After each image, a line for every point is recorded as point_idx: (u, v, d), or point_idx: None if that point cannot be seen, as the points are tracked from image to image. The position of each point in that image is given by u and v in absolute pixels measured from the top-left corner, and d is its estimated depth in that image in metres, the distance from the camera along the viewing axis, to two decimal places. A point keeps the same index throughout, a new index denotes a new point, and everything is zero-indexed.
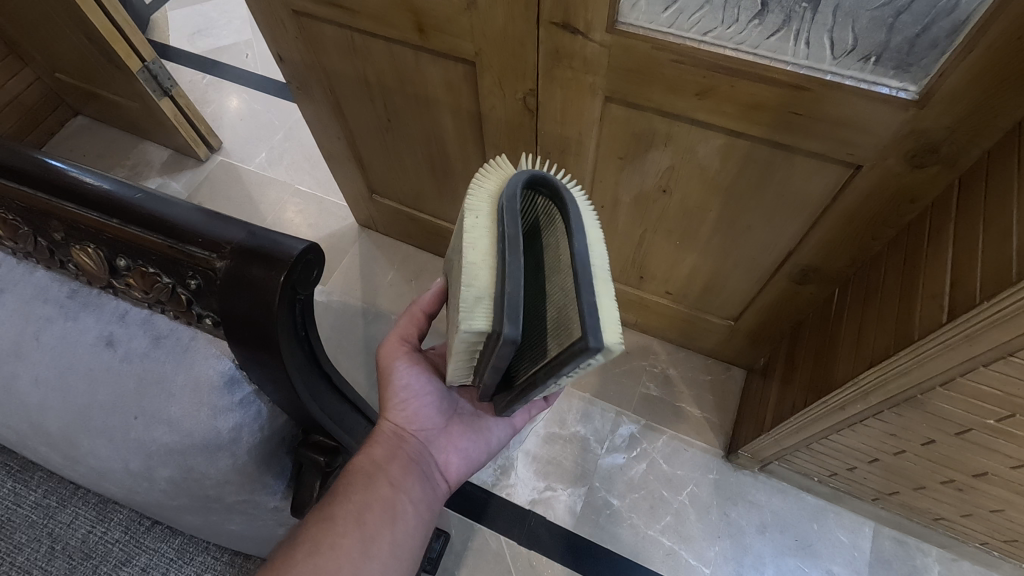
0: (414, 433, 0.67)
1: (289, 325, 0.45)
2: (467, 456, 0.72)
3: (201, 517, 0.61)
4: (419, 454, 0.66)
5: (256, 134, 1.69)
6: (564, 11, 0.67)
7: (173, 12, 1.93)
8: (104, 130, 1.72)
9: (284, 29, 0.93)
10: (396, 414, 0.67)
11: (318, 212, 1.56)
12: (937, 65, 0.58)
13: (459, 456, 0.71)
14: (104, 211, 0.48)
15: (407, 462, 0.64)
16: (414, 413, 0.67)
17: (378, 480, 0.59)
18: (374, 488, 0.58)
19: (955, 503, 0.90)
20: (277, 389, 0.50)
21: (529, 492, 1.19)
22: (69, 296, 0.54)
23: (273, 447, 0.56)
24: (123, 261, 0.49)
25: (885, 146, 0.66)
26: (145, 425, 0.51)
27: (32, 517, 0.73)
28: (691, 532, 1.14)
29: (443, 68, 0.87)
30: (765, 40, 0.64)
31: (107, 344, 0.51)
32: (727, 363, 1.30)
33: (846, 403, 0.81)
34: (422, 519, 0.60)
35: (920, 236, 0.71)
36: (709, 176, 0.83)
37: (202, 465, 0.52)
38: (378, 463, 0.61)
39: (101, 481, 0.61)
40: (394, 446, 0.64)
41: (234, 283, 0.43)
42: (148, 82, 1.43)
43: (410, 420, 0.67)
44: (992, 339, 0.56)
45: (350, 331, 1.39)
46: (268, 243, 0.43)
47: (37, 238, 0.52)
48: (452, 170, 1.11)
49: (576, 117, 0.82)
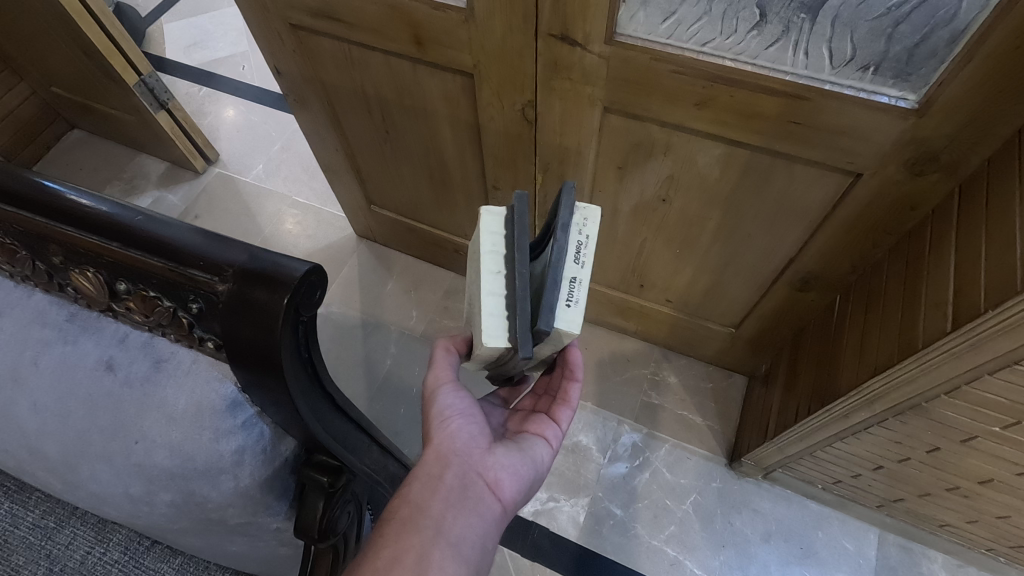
0: (459, 454, 0.61)
1: (293, 346, 0.44)
2: (518, 474, 0.63)
3: (202, 539, 0.60)
4: (463, 477, 0.59)
5: (253, 146, 1.68)
6: (562, 24, 0.67)
7: (168, 24, 1.94)
8: (100, 143, 1.71)
9: (282, 42, 0.93)
10: (438, 436, 0.62)
11: (316, 223, 1.55)
12: (936, 74, 0.58)
13: (509, 475, 0.63)
14: (104, 234, 0.47)
15: (456, 488, 0.58)
16: (454, 433, 0.63)
17: (415, 524, 0.54)
18: (405, 535, 0.53)
19: (961, 510, 0.89)
20: (279, 411, 0.49)
21: (530, 503, 1.18)
22: (68, 319, 0.53)
23: (276, 468, 0.55)
24: (123, 284, 0.49)
25: (886, 155, 0.66)
26: (146, 450, 0.50)
27: (31, 538, 0.72)
28: (695, 541, 1.14)
29: (441, 81, 0.87)
30: (764, 50, 0.64)
31: (107, 368, 0.51)
32: (728, 371, 1.30)
33: (851, 412, 0.80)
34: (466, 563, 0.53)
35: (921, 245, 0.71)
36: (708, 187, 0.83)
37: (204, 489, 0.51)
38: (414, 505, 0.56)
39: (101, 505, 0.60)
40: (432, 479, 0.58)
41: (236, 307, 0.43)
42: (144, 96, 1.43)
43: (453, 439, 0.62)
44: (997, 348, 0.56)
45: (349, 342, 1.38)
46: (271, 265, 0.43)
47: (35, 261, 0.52)
48: (451, 181, 1.11)
49: (574, 127, 0.82)
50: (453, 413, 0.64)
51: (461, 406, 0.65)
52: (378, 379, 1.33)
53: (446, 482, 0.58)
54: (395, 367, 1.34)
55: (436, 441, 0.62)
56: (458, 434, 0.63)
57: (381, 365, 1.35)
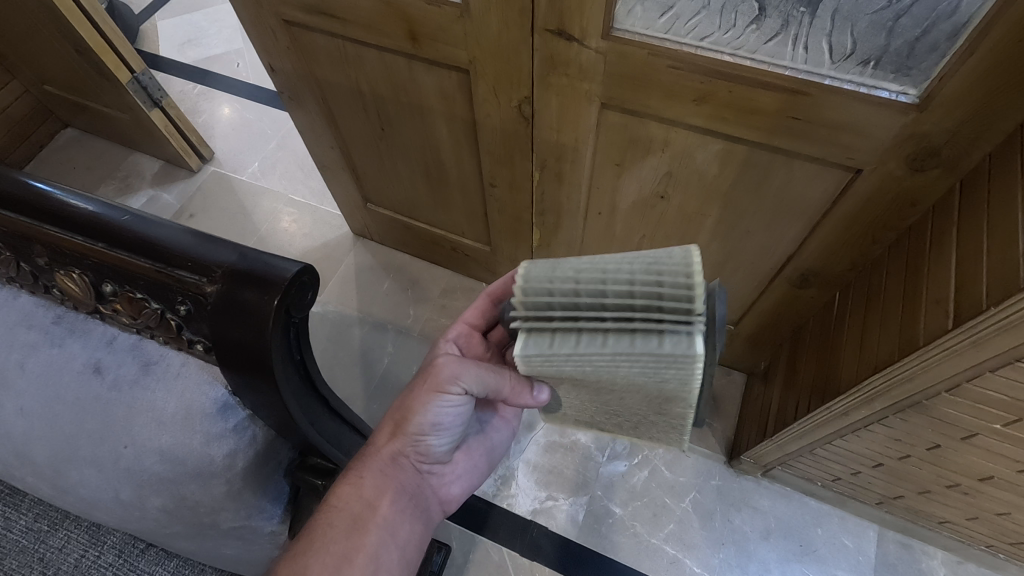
0: (415, 463, 0.61)
1: (284, 350, 0.43)
2: (461, 476, 0.68)
3: (196, 543, 0.59)
4: (415, 486, 0.61)
5: (249, 144, 1.67)
6: (559, 18, 0.66)
7: (162, 22, 1.92)
8: (94, 142, 1.70)
9: (275, 39, 0.92)
10: (403, 442, 0.60)
11: (312, 221, 1.54)
12: (937, 68, 0.57)
13: (454, 478, 0.67)
14: (90, 235, 0.46)
15: (409, 495, 0.60)
16: (423, 447, 0.61)
17: (365, 523, 0.55)
18: (358, 535, 0.54)
19: (961, 507, 0.89)
20: (271, 414, 0.48)
21: (530, 502, 1.18)
22: (55, 321, 0.52)
23: (267, 471, 0.55)
24: (109, 286, 0.48)
25: (885, 150, 0.65)
26: (136, 455, 0.49)
27: (23, 542, 0.71)
28: (694, 539, 1.13)
29: (437, 78, 0.86)
30: (763, 45, 0.63)
31: (95, 371, 0.50)
32: (728, 368, 1.30)
33: (850, 409, 0.80)
34: (406, 562, 0.58)
35: (921, 242, 0.70)
36: (706, 182, 0.82)
37: (195, 493, 0.50)
38: (366, 501, 0.57)
39: (91, 509, 0.60)
40: (389, 480, 0.59)
41: (225, 309, 0.42)
42: (138, 94, 1.41)
43: (416, 450, 0.61)
44: (999, 345, 0.55)
45: (345, 341, 1.37)
46: (260, 266, 0.42)
47: (19, 262, 0.51)
48: (448, 178, 1.10)
49: (572, 123, 0.81)
50: (439, 425, 0.60)
51: (450, 414, 0.60)
52: (375, 378, 1.32)
53: (404, 491, 0.59)
54: (393, 365, 1.34)
55: (400, 446, 0.60)
56: (425, 445, 0.61)
57: (379, 364, 1.34)
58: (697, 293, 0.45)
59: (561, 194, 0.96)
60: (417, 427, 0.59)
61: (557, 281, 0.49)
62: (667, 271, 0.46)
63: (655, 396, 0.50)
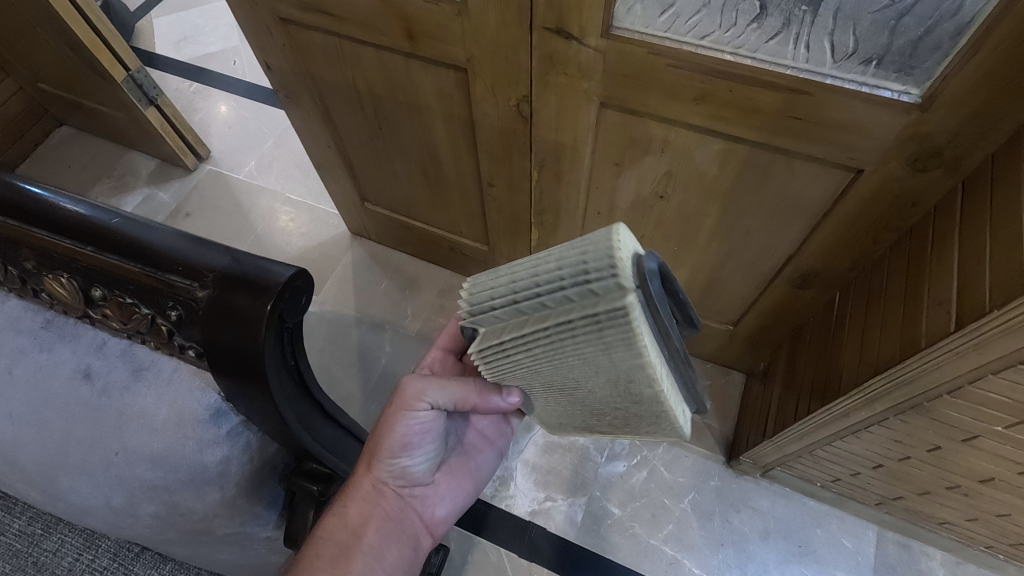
0: (396, 488, 0.61)
1: (278, 355, 0.43)
2: (449, 498, 0.68)
3: (190, 548, 0.59)
4: (400, 511, 0.61)
5: (245, 143, 1.66)
6: (558, 16, 0.66)
7: (157, 19, 1.91)
8: (89, 140, 1.68)
9: (271, 37, 0.91)
10: (381, 468, 0.60)
11: (309, 220, 1.53)
12: (940, 68, 0.56)
13: (441, 500, 0.67)
14: (79, 238, 0.46)
15: (393, 520, 0.60)
16: (402, 469, 0.61)
17: (352, 550, 0.56)
18: (344, 562, 0.54)
19: (961, 508, 0.88)
20: (266, 420, 0.48)
21: (528, 503, 1.17)
22: (44, 326, 0.52)
23: (262, 476, 0.54)
24: (98, 290, 0.47)
25: (887, 150, 0.65)
26: (127, 462, 0.48)
27: (16, 546, 0.70)
28: (694, 540, 1.13)
29: (434, 76, 0.85)
30: (764, 44, 0.62)
31: (85, 377, 0.49)
32: (727, 368, 1.29)
33: (850, 411, 0.79)
34: None
35: (923, 243, 0.70)
36: (707, 182, 0.82)
37: (188, 500, 0.50)
38: (351, 528, 0.57)
39: (84, 515, 0.59)
40: (371, 506, 0.59)
41: (217, 314, 0.41)
42: (133, 92, 1.40)
43: (395, 474, 0.61)
44: (1002, 347, 0.55)
45: (342, 341, 1.36)
46: (254, 270, 0.42)
47: (8, 266, 0.50)
48: (445, 177, 1.09)
49: (570, 122, 0.80)
50: (412, 445, 0.60)
51: (421, 430, 0.60)
52: (373, 379, 1.32)
53: (388, 518, 0.59)
54: (390, 365, 1.33)
55: (379, 472, 0.60)
56: (404, 467, 0.61)
57: (377, 364, 1.33)
58: (617, 263, 0.41)
59: (559, 194, 0.96)
60: (392, 451, 0.59)
61: (496, 280, 0.50)
62: (589, 252, 0.43)
63: (614, 375, 0.47)
